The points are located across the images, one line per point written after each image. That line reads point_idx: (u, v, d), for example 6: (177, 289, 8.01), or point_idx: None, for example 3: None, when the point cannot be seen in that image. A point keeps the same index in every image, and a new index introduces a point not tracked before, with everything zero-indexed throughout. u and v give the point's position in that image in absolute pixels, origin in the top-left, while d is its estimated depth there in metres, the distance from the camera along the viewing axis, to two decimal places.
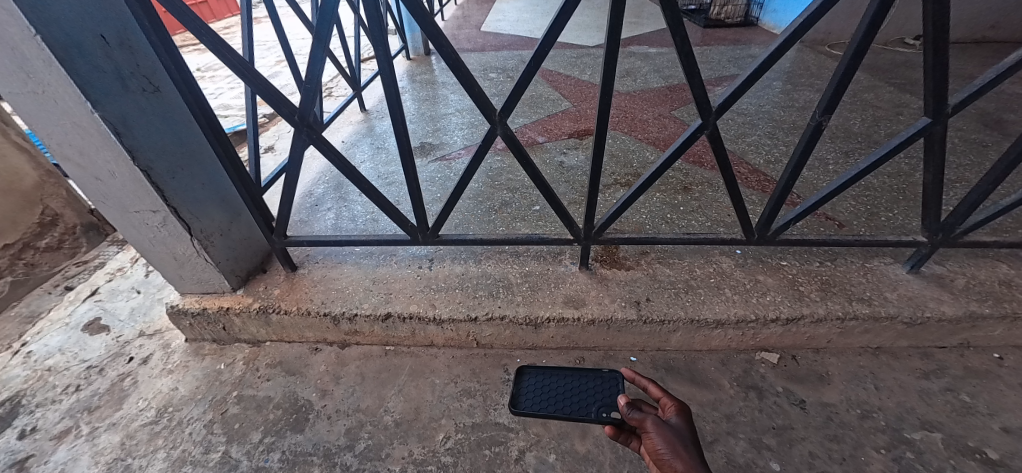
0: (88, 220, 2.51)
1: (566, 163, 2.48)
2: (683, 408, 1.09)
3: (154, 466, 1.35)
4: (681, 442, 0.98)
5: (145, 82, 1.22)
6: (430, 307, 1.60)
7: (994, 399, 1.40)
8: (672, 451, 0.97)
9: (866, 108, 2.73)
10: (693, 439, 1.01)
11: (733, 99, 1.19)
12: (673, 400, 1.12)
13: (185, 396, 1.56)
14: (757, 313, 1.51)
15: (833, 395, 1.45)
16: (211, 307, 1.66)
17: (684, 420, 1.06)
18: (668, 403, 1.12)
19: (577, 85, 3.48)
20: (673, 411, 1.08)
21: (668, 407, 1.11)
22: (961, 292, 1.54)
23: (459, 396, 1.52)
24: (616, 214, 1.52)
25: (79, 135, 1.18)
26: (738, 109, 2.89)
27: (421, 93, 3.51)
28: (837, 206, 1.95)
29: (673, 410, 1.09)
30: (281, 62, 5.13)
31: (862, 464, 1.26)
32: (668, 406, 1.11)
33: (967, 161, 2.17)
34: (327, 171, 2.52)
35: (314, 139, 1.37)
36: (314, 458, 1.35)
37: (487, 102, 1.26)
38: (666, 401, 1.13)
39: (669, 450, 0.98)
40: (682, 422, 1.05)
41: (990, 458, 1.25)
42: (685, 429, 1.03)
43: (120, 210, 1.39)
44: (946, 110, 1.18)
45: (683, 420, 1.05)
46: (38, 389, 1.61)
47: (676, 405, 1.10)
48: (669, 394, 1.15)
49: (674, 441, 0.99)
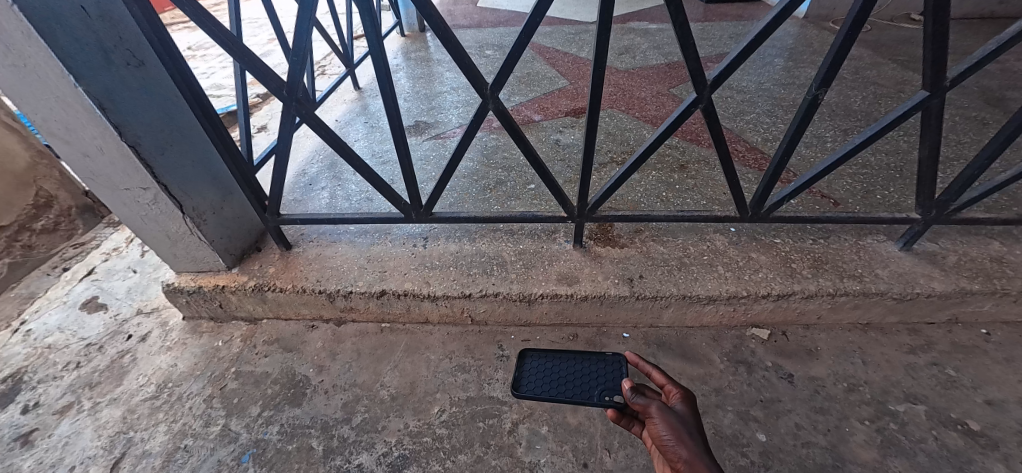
0: (83, 201, 2.49)
1: (562, 142, 2.45)
2: (687, 396, 1.06)
3: (155, 439, 1.38)
4: (686, 430, 0.95)
5: (128, 55, 1.20)
6: (425, 285, 1.62)
7: (978, 373, 1.43)
8: (676, 438, 0.93)
9: (867, 86, 2.70)
10: (697, 426, 0.97)
11: (728, 71, 1.17)
12: (677, 386, 1.09)
13: (185, 372, 1.58)
14: (748, 290, 1.52)
15: (821, 370, 1.48)
16: (206, 285, 1.67)
17: (688, 407, 1.03)
18: (673, 390, 1.09)
19: (574, 63, 3.42)
20: (677, 398, 1.06)
21: (672, 394, 1.08)
22: (952, 268, 1.56)
23: (454, 371, 1.54)
24: (609, 191, 1.52)
25: (64, 111, 1.17)
26: (738, 87, 2.85)
27: (416, 71, 3.45)
28: (833, 184, 1.95)
29: (678, 397, 1.06)
30: (274, 40, 5.00)
31: (846, 435, 1.30)
32: (673, 393, 1.08)
33: (966, 139, 2.16)
34: (320, 150, 2.50)
35: (303, 115, 1.35)
36: (313, 430, 1.38)
37: (479, 76, 1.24)
38: (670, 388, 1.10)
39: (673, 437, 0.94)
40: (686, 409, 1.02)
41: (972, 429, 1.28)
42: (689, 416, 1.00)
43: (110, 187, 1.39)
44: (944, 83, 1.17)
45: (687, 407, 1.03)
46: (39, 366, 1.63)
47: (680, 392, 1.07)
48: (673, 380, 1.11)
49: (678, 427, 0.95)
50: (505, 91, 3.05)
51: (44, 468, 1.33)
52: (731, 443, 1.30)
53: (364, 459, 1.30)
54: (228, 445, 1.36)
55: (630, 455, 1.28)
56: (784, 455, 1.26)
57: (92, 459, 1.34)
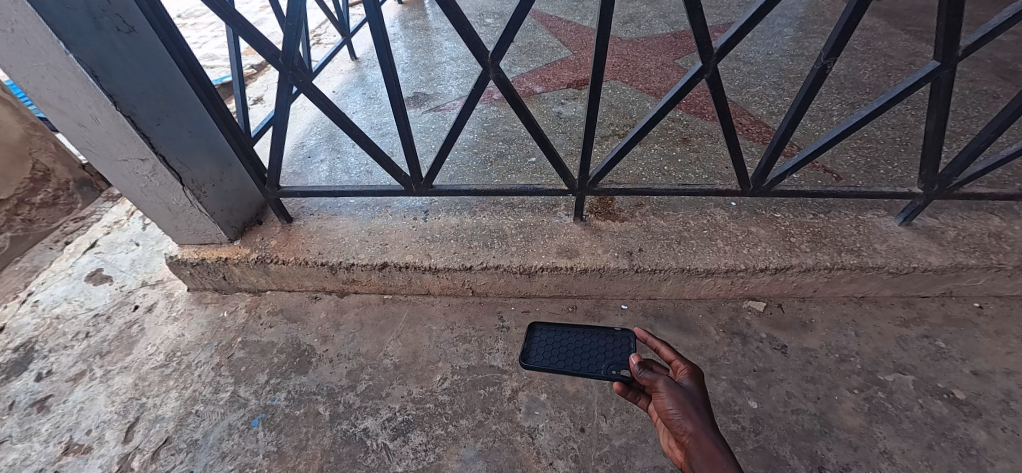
0: (81, 175, 2.47)
1: (564, 113, 2.42)
2: (695, 371, 1.01)
3: (167, 405, 1.43)
4: (692, 405, 0.92)
5: (118, 20, 1.16)
6: (426, 257, 1.63)
7: (968, 345, 1.46)
8: (682, 412, 0.91)
9: (877, 58, 2.63)
10: (704, 402, 0.94)
11: (735, 40, 1.14)
12: (685, 362, 1.03)
13: (192, 340, 1.62)
14: (746, 263, 1.54)
15: (814, 341, 1.51)
16: (210, 257, 1.69)
17: (695, 383, 0.98)
18: (680, 365, 1.04)
19: (577, 32, 3.33)
20: (685, 374, 1.01)
21: (679, 369, 1.03)
22: (950, 243, 1.57)
23: (455, 341, 1.58)
24: (610, 164, 1.51)
25: (56, 79, 1.15)
26: (745, 58, 2.78)
27: (414, 40, 3.37)
28: (836, 158, 1.93)
29: (685, 373, 1.01)
30: (267, 7, 4.83)
31: (835, 403, 1.34)
32: (680, 368, 1.03)
33: (974, 113, 2.12)
34: (318, 121, 2.47)
35: (300, 84, 1.33)
36: (319, 397, 1.43)
37: (480, 44, 1.21)
38: (678, 364, 1.04)
39: (679, 411, 0.92)
40: (694, 385, 0.98)
41: (956, 398, 1.32)
42: (697, 392, 0.96)
43: (108, 158, 1.38)
44: (957, 52, 1.15)
45: (695, 383, 0.98)
46: (49, 336, 1.67)
47: (688, 368, 1.01)
48: (681, 356, 1.05)
49: (685, 403, 0.92)
50: (506, 61, 2.98)
51: (62, 431, 1.38)
52: (722, 409, 1.34)
53: (369, 424, 1.35)
54: (238, 410, 1.41)
55: (627, 420, 1.32)
56: (774, 421, 1.31)
57: (108, 423, 1.39)
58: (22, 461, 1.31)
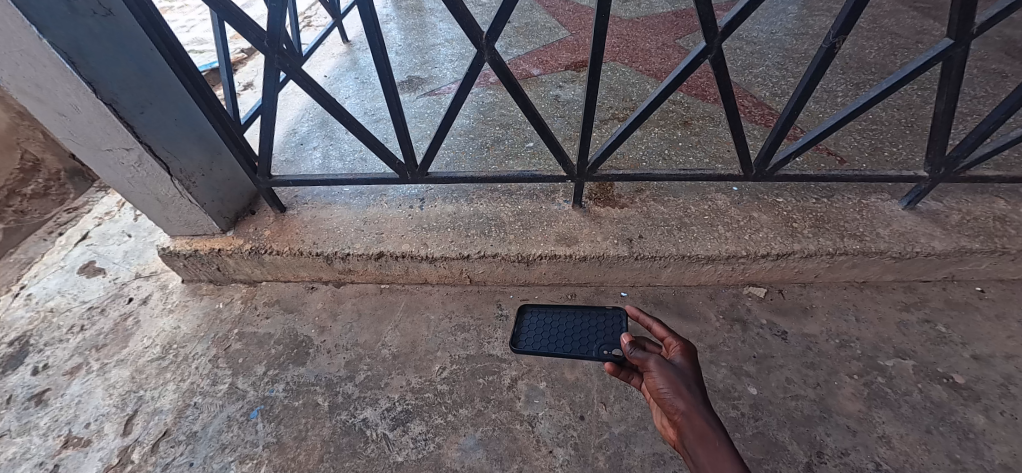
0: (71, 165, 2.40)
1: (562, 96, 2.37)
2: (687, 349, 0.99)
3: (165, 397, 1.42)
4: (684, 382, 0.90)
5: (94, 3, 1.11)
6: (422, 246, 1.61)
7: (969, 329, 1.46)
8: (674, 391, 0.89)
9: (884, 36, 2.57)
10: (696, 378, 0.92)
11: (740, 18, 1.09)
12: (678, 340, 1.02)
13: (189, 334, 1.61)
14: (748, 250, 1.51)
15: (814, 327, 1.50)
16: (202, 249, 1.67)
17: (688, 360, 0.97)
18: (673, 344, 1.03)
19: (575, 11, 3.23)
20: (677, 351, 0.99)
21: (672, 348, 1.02)
22: (954, 227, 1.54)
23: (454, 330, 1.57)
24: (609, 149, 1.46)
25: (31, 65, 1.10)
26: (748, 37, 2.71)
27: (408, 21, 3.27)
28: (840, 141, 1.90)
29: (677, 351, 1.00)
30: None
31: (835, 388, 1.34)
32: (672, 346, 1.02)
33: (982, 93, 2.07)
34: (310, 107, 2.41)
35: (286, 69, 1.28)
36: (318, 388, 1.42)
37: (474, 25, 1.16)
38: (670, 341, 1.04)
39: (670, 389, 0.90)
40: (686, 362, 0.96)
41: (956, 383, 1.32)
42: (689, 370, 0.94)
43: (91, 148, 1.34)
44: (972, 29, 1.10)
45: (687, 361, 0.96)
46: (44, 330, 1.65)
47: (680, 346, 1.00)
48: (674, 333, 1.04)
49: (677, 381, 0.91)
50: (502, 43, 2.90)
51: (60, 425, 1.37)
52: (722, 396, 1.34)
53: (369, 414, 1.35)
54: (237, 402, 1.40)
55: (626, 407, 1.32)
56: (774, 407, 1.31)
57: (106, 416, 1.38)
58: (22, 455, 1.31)
